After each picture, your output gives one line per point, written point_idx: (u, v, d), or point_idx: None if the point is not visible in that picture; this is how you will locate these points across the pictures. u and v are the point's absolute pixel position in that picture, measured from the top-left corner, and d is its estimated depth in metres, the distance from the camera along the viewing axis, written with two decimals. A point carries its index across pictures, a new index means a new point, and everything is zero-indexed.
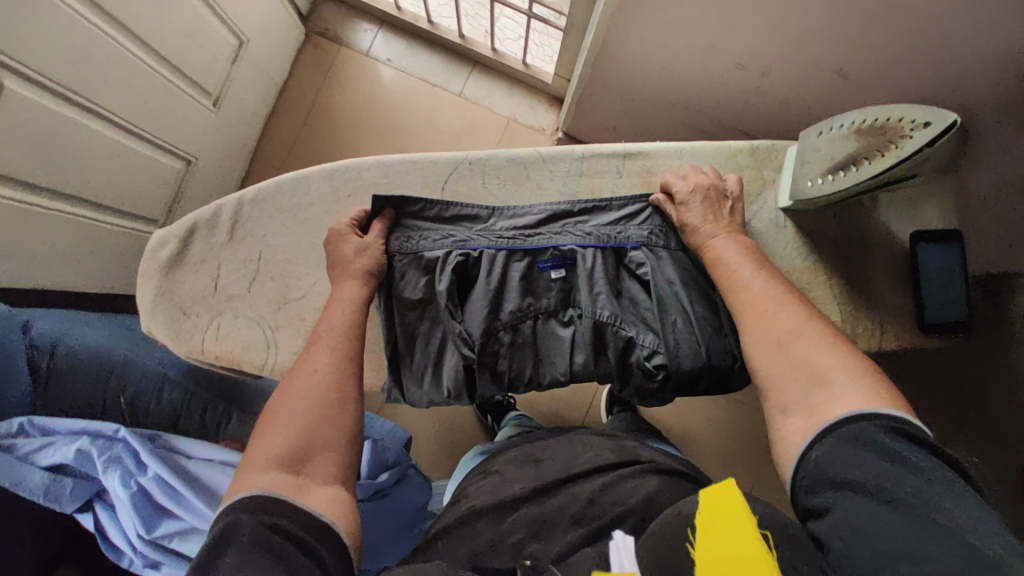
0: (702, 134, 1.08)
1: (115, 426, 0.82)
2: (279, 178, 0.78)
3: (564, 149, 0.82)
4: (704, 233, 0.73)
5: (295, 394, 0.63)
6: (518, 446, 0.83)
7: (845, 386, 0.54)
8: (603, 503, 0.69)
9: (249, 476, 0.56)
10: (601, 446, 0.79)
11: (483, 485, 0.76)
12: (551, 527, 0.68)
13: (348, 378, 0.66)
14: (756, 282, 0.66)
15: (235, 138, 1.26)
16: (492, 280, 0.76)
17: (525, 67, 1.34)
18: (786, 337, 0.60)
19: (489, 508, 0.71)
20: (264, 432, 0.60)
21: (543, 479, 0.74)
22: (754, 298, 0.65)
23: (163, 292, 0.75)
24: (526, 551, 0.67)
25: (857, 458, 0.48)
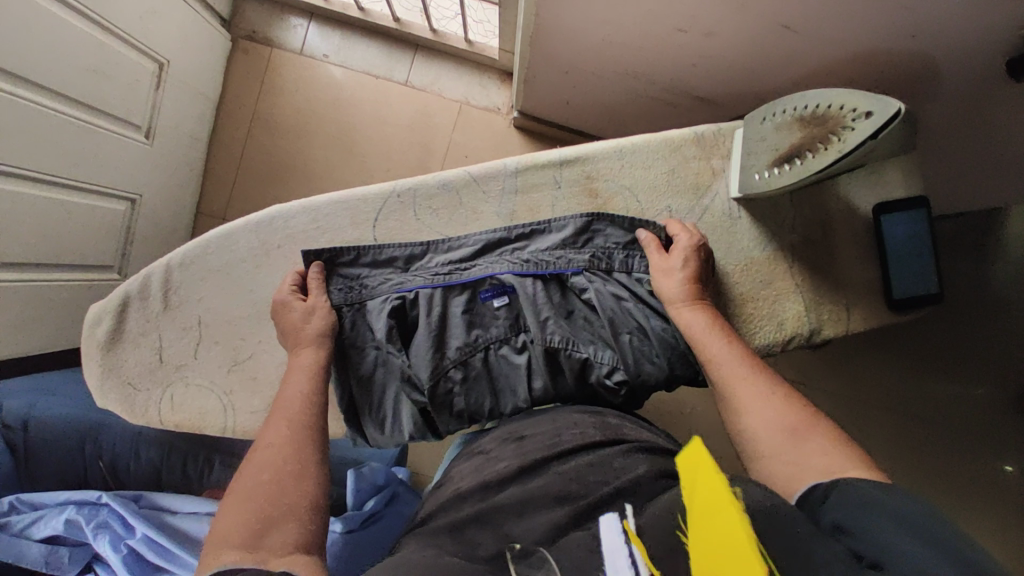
0: (648, 85, 1.06)
1: (98, 493, 0.89)
2: (203, 239, 0.76)
3: (495, 165, 0.76)
4: (686, 298, 0.67)
5: (252, 464, 0.55)
6: (498, 427, 0.72)
7: (836, 460, 0.49)
8: (588, 482, 0.56)
9: (209, 564, 0.47)
10: (586, 419, 0.67)
11: (467, 468, 0.65)
12: (536, 505, 0.55)
13: (306, 434, 0.59)
14: (738, 355, 0.62)
15: (176, 164, 1.39)
16: (433, 319, 0.71)
17: (468, 43, 1.46)
18: (779, 416, 0.55)
19: (470, 490, 0.59)
20: (223, 510, 0.52)
21: (529, 457, 0.61)
22: (738, 373, 0.60)
23: (110, 369, 0.76)
24: (508, 532, 0.53)
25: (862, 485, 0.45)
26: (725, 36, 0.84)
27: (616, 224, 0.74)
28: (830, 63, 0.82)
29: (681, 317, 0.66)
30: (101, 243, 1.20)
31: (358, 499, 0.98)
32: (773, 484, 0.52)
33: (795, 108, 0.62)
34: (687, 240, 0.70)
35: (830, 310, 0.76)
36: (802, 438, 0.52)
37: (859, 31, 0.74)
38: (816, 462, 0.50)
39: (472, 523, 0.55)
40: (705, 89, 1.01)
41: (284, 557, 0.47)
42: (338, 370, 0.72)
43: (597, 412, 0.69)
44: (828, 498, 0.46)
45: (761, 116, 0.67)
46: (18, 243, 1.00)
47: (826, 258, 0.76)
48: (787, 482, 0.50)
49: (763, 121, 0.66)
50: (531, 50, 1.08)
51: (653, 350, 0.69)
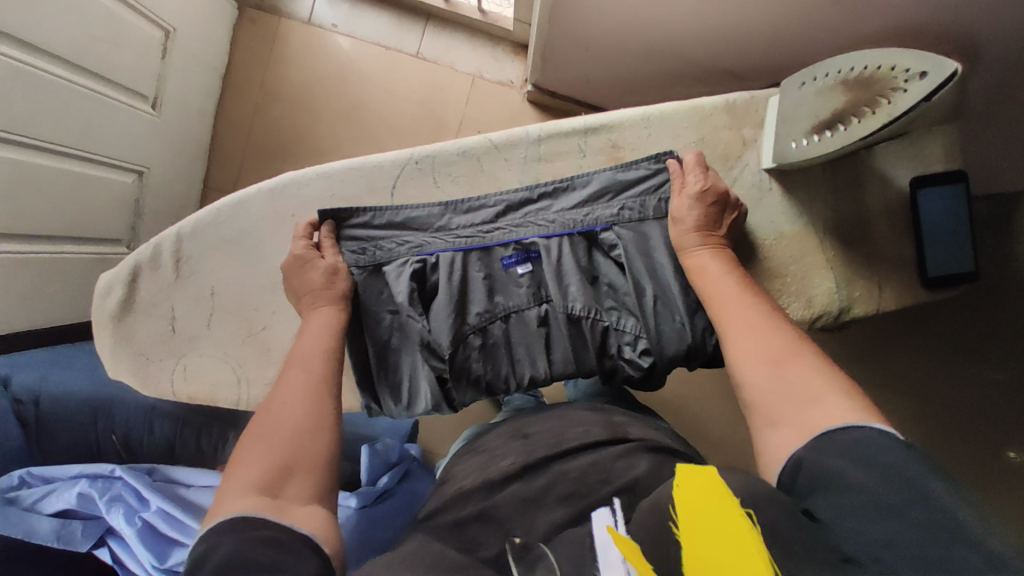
0: (671, 57, 1.02)
1: (111, 468, 0.89)
2: (215, 206, 0.74)
3: (517, 131, 0.73)
4: (693, 234, 0.65)
5: (268, 413, 0.54)
6: (505, 425, 0.76)
7: (823, 395, 0.49)
8: (591, 482, 0.60)
9: (223, 506, 0.47)
10: (592, 419, 0.70)
11: (471, 465, 0.68)
12: (541, 504, 0.59)
13: (328, 387, 0.57)
14: (739, 288, 0.60)
15: (183, 136, 1.35)
16: (453, 282, 0.69)
17: (482, 14, 1.41)
18: (774, 347, 0.54)
19: (474, 487, 0.62)
20: (239, 455, 0.51)
21: (532, 455, 0.64)
22: (734, 302, 0.59)
23: (123, 341, 0.74)
24: (510, 529, 0.58)
25: (850, 470, 0.42)
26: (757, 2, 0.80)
27: (639, 167, 0.71)
28: (866, 30, 0.78)
29: (689, 253, 0.65)
30: (109, 216, 1.18)
31: (372, 475, 0.97)
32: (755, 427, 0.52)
33: (841, 71, 0.59)
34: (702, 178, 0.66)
35: (859, 286, 0.73)
36: (794, 369, 0.52)
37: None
38: (800, 390, 0.50)
39: (475, 522, 0.58)
40: (730, 61, 0.97)
41: (302, 510, 0.47)
42: (354, 336, 0.71)
43: (604, 411, 0.75)
44: (816, 480, 0.44)
45: (803, 80, 0.64)
46: (26, 215, 0.98)
47: (859, 234, 0.73)
48: (770, 408, 0.51)
49: (806, 84, 0.64)
50: (549, 18, 1.04)
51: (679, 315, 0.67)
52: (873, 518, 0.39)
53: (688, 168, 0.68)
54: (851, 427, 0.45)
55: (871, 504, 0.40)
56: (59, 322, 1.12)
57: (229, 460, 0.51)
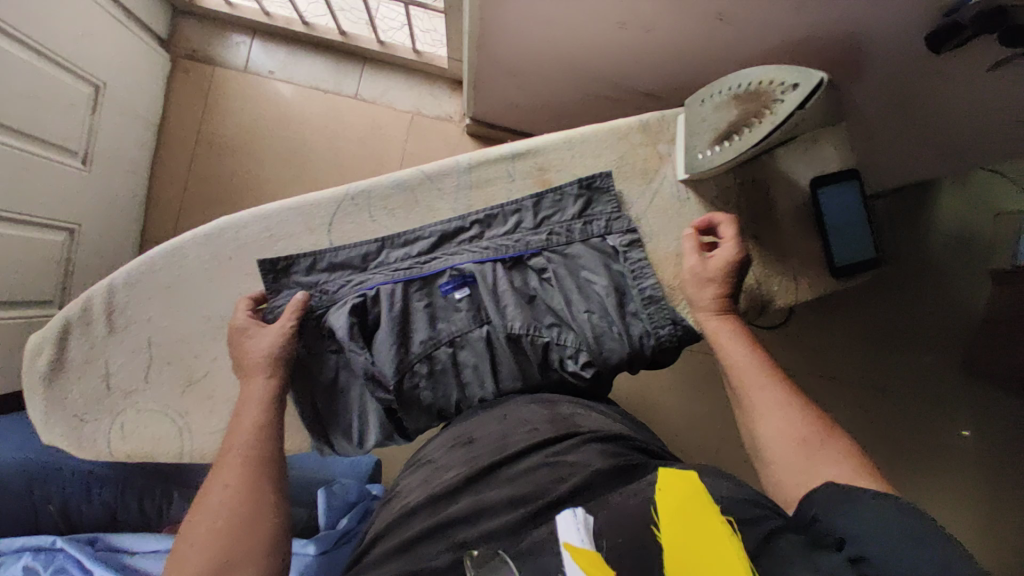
0: (595, 82, 1.09)
1: (53, 538, 0.84)
2: (146, 257, 0.73)
3: (447, 163, 0.76)
4: (705, 303, 0.70)
5: (209, 502, 0.56)
6: (450, 428, 0.71)
7: (842, 471, 0.52)
8: (542, 481, 0.57)
9: None
10: (539, 414, 0.67)
11: (414, 481, 0.64)
12: (489, 511, 0.55)
13: (267, 461, 0.60)
14: (749, 367, 0.64)
15: (118, 189, 1.33)
16: (395, 312, 0.70)
17: (416, 54, 1.47)
18: (791, 430, 0.57)
19: (420, 503, 0.58)
20: (180, 549, 0.53)
21: (479, 461, 0.61)
22: (756, 382, 0.62)
23: (55, 402, 0.72)
24: (461, 540, 0.53)
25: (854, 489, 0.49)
26: (663, 26, 0.87)
27: (565, 194, 0.75)
28: (760, 49, 0.86)
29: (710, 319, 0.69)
30: (38, 277, 1.14)
31: (330, 518, 0.95)
32: (779, 491, 0.55)
33: (727, 88, 0.66)
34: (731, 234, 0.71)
35: (776, 280, 0.79)
36: (812, 450, 0.55)
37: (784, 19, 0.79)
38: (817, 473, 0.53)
39: (424, 539, 0.54)
40: (648, 84, 1.05)
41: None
42: (302, 377, 0.72)
43: (549, 404, 0.70)
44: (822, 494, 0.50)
45: (701, 97, 0.70)
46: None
47: (771, 234, 0.80)
48: (789, 486, 0.54)
49: (703, 103, 0.70)
50: (477, 52, 1.10)
51: (612, 327, 0.73)
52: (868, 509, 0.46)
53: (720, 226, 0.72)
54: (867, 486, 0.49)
55: (881, 524, 0.44)
56: None
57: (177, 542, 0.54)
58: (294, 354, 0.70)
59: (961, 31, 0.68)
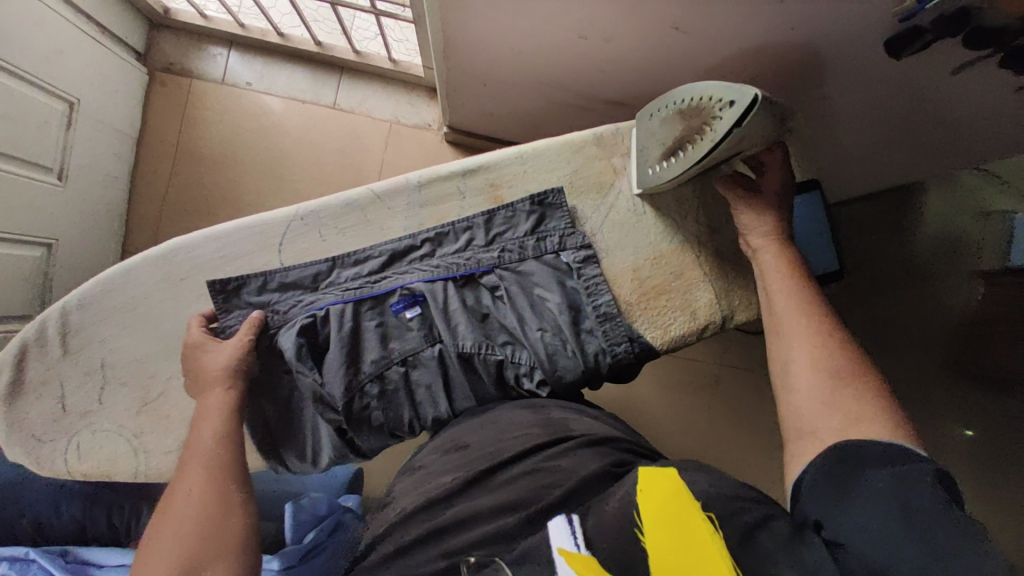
0: (563, 91, 1.08)
1: (25, 549, 0.83)
2: (100, 279, 0.73)
3: (397, 181, 0.76)
4: (761, 226, 0.69)
5: (173, 512, 0.57)
6: (443, 433, 0.71)
7: (870, 417, 0.50)
8: (535, 486, 0.57)
9: None
10: (533, 419, 0.67)
11: (407, 485, 0.65)
12: (482, 517, 0.56)
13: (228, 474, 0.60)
14: (796, 293, 0.63)
15: (97, 204, 1.34)
16: (344, 333, 0.70)
17: (393, 63, 1.46)
18: (829, 354, 0.56)
19: (414, 509, 0.59)
20: (144, 560, 0.54)
21: (472, 468, 0.61)
22: (806, 308, 0.61)
23: (12, 424, 0.72)
24: (449, 549, 0.54)
25: (855, 472, 0.47)
26: (622, 36, 0.86)
27: (517, 211, 0.75)
28: (720, 57, 0.85)
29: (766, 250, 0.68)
30: (14, 294, 1.15)
31: (298, 532, 0.95)
32: (795, 425, 0.54)
33: (675, 102, 0.65)
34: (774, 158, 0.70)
35: (740, 293, 0.78)
36: (849, 381, 0.54)
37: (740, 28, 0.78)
38: (843, 403, 0.52)
39: (418, 546, 0.55)
40: (615, 93, 1.04)
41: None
42: (254, 398, 0.72)
43: (542, 407, 0.70)
44: (829, 467, 0.48)
45: (652, 111, 0.69)
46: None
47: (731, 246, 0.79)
48: (811, 417, 0.53)
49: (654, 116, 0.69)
50: (445, 63, 1.09)
51: (565, 345, 0.73)
52: (865, 499, 0.45)
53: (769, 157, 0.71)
54: (893, 448, 0.47)
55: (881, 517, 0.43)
56: None
57: (140, 559, 0.54)
58: (250, 376, 0.70)
59: (922, 35, 0.68)
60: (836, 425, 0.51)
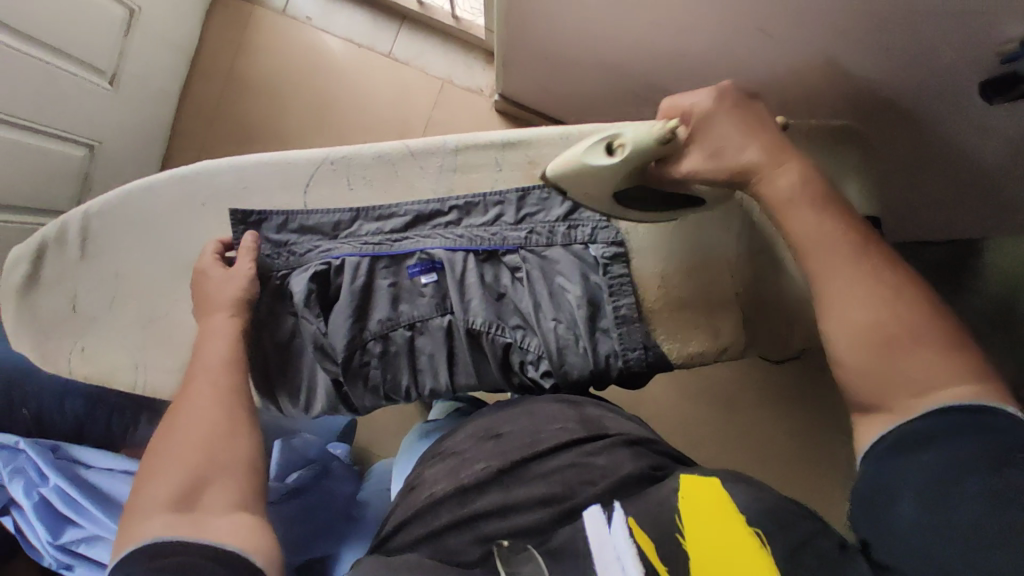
0: (624, 77, 1.03)
1: (15, 439, 0.88)
2: (122, 189, 0.73)
3: (436, 141, 0.73)
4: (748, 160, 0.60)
5: (182, 429, 0.57)
6: (475, 418, 0.70)
7: (940, 377, 0.50)
8: (572, 484, 0.59)
9: (138, 528, 0.50)
10: (568, 413, 0.66)
11: (439, 469, 0.65)
12: (518, 509, 0.58)
13: (235, 402, 0.61)
14: (827, 250, 0.57)
15: (144, 114, 1.35)
16: (356, 287, 0.69)
17: (455, 20, 1.42)
18: (878, 323, 0.53)
19: (448, 496, 0.60)
20: (148, 474, 0.54)
21: (509, 459, 0.62)
22: (852, 259, 0.56)
23: (23, 316, 0.73)
24: (489, 535, 0.57)
25: (936, 446, 0.47)
26: (698, 27, 0.80)
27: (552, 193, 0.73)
28: (799, 67, 0.79)
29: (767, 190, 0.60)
30: (52, 189, 1.18)
31: (282, 470, 0.99)
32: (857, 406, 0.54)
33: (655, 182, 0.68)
34: (730, 124, 0.60)
35: (765, 322, 0.73)
36: (909, 334, 0.52)
37: (826, 39, 0.72)
38: (907, 363, 0.51)
39: (455, 529, 0.58)
40: (680, 90, 0.99)
41: (220, 521, 0.51)
42: (253, 334, 0.71)
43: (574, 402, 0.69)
44: (904, 441, 0.49)
45: (670, 131, 0.60)
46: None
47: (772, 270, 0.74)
48: (873, 394, 0.52)
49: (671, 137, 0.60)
50: (508, 30, 1.05)
51: (577, 340, 0.70)
52: (950, 475, 0.44)
53: (716, 108, 0.60)
54: (970, 407, 0.47)
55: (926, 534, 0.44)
56: None
57: (140, 480, 0.54)
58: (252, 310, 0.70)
59: (1018, 84, 0.62)
60: (903, 390, 0.50)
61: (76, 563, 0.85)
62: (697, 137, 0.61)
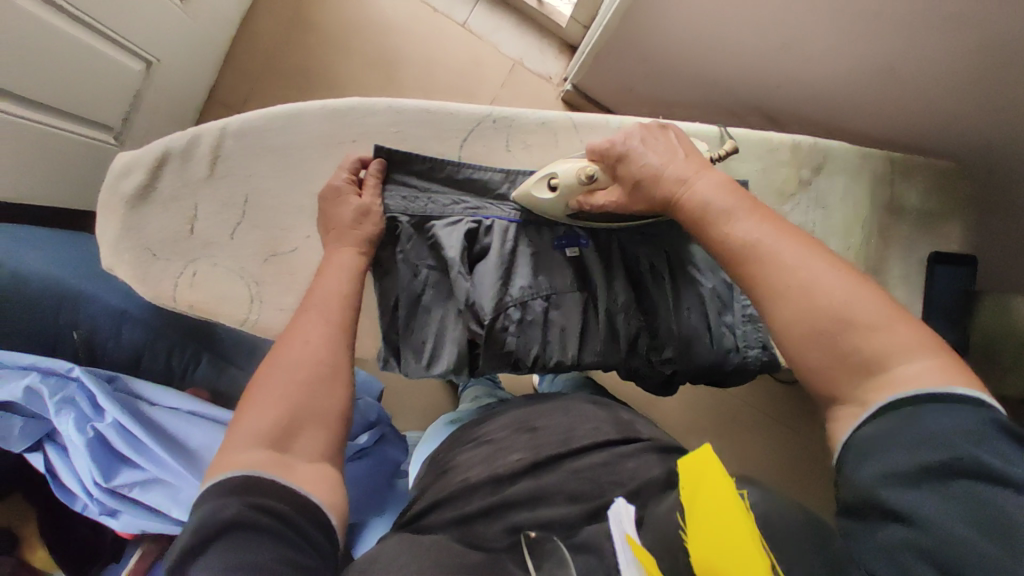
0: (719, 101, 1.07)
1: (69, 365, 0.79)
2: (266, 112, 0.69)
3: (599, 119, 0.76)
4: (661, 176, 0.61)
5: (279, 368, 0.55)
6: (510, 411, 0.74)
7: (900, 349, 0.45)
8: (601, 481, 0.61)
9: (229, 462, 0.48)
10: (600, 414, 0.71)
11: (475, 456, 0.68)
12: (548, 500, 0.60)
13: (345, 347, 0.59)
14: (743, 249, 0.53)
15: (204, 39, 1.27)
16: (505, 250, 0.70)
17: (539, 4, 1.40)
18: (815, 326, 0.48)
19: (482, 482, 0.63)
20: (245, 409, 0.53)
21: (542, 452, 0.65)
22: (787, 257, 0.51)
23: (130, 230, 0.67)
24: (514, 523, 0.58)
25: (900, 448, 0.40)
26: (835, 56, 0.84)
27: None
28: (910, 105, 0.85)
29: (682, 198, 0.59)
30: (104, 100, 1.08)
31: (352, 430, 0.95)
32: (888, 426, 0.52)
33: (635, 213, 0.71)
34: (634, 153, 0.63)
35: None
36: (857, 316, 0.47)
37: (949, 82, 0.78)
38: (865, 351, 0.46)
39: (484, 517, 0.60)
40: (779, 118, 1.02)
41: (309, 469, 0.51)
42: (385, 279, 0.70)
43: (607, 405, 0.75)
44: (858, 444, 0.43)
45: (589, 173, 0.66)
46: (14, 63, 0.88)
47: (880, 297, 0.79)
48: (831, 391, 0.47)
49: (593, 179, 0.67)
50: (617, 30, 1.05)
51: (706, 334, 0.72)
52: (928, 483, 0.38)
53: (630, 141, 0.64)
54: (933, 398, 0.41)
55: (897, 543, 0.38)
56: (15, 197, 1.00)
57: (233, 417, 0.53)
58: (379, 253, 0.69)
59: None
60: (859, 378, 0.46)
61: (123, 507, 0.78)
62: (618, 169, 0.65)
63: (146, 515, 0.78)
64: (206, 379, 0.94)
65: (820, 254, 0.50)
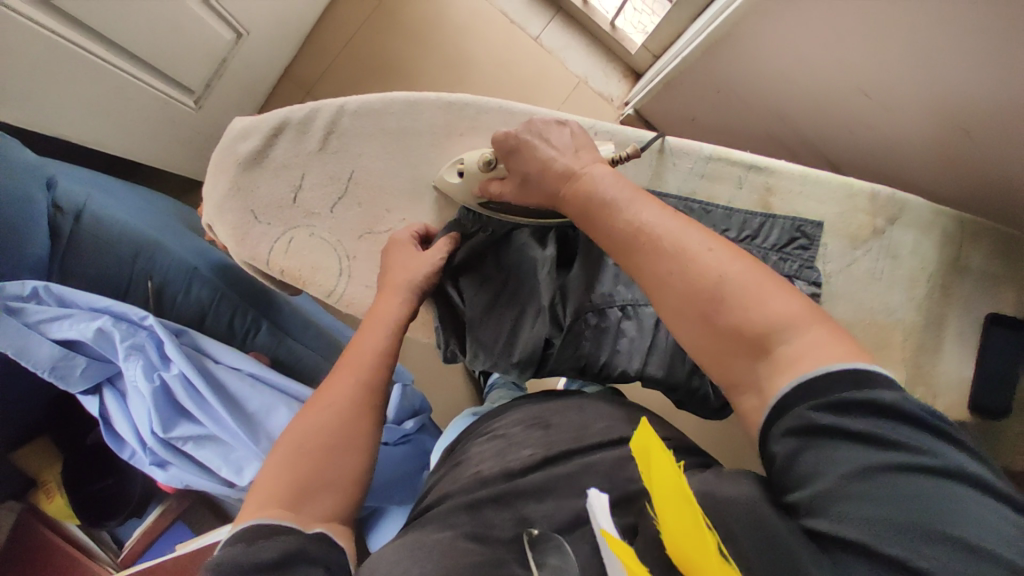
0: (783, 147, 1.09)
1: (142, 314, 0.80)
2: (386, 98, 0.76)
3: (693, 145, 0.83)
4: (544, 173, 0.62)
5: (310, 415, 0.59)
6: (528, 407, 0.74)
7: (782, 324, 0.45)
8: (615, 478, 0.60)
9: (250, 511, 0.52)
10: (615, 413, 0.71)
11: (488, 450, 0.68)
12: (559, 493, 0.59)
13: (376, 391, 0.62)
14: (621, 237, 0.54)
15: (288, 16, 1.29)
16: (592, 259, 0.73)
17: (611, 28, 1.37)
18: (693, 309, 0.48)
19: (494, 475, 0.62)
20: (273, 457, 0.57)
21: (555, 447, 0.65)
22: (675, 237, 0.51)
23: (237, 191, 0.74)
24: (526, 516, 0.58)
25: (819, 463, 0.40)
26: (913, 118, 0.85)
27: (779, 222, 0.79)
28: (985, 185, 0.84)
29: (569, 191, 0.59)
30: (192, 63, 1.11)
31: (399, 414, 0.96)
32: None
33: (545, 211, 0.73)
34: (523, 147, 0.64)
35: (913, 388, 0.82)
36: (736, 294, 0.47)
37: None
38: (749, 332, 0.45)
39: (491, 505, 0.59)
40: (849, 173, 1.03)
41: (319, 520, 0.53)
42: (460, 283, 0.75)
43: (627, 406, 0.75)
44: (786, 457, 0.42)
45: (485, 160, 0.70)
46: (114, 16, 0.89)
47: (929, 358, 0.82)
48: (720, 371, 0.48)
49: (492, 166, 0.70)
50: (694, 66, 1.07)
51: None
52: (862, 487, 0.38)
53: (522, 134, 0.65)
54: (835, 373, 0.41)
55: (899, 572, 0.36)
56: (92, 143, 1.02)
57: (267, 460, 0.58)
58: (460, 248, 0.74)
59: None
60: (749, 363, 0.46)
61: (175, 460, 0.80)
62: (510, 160, 0.67)
63: (194, 472, 0.80)
64: (265, 346, 0.95)
65: (707, 236, 0.51)
